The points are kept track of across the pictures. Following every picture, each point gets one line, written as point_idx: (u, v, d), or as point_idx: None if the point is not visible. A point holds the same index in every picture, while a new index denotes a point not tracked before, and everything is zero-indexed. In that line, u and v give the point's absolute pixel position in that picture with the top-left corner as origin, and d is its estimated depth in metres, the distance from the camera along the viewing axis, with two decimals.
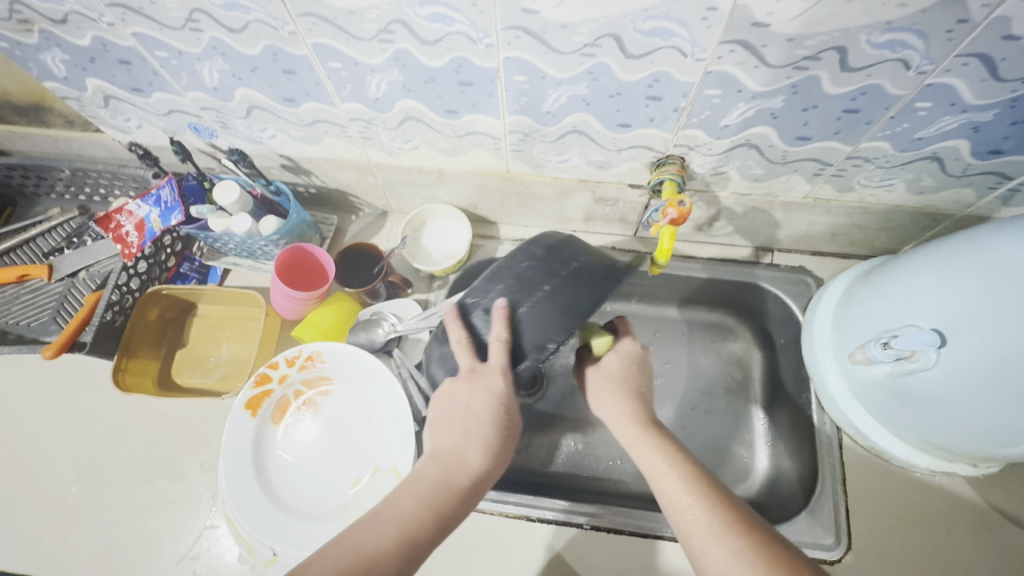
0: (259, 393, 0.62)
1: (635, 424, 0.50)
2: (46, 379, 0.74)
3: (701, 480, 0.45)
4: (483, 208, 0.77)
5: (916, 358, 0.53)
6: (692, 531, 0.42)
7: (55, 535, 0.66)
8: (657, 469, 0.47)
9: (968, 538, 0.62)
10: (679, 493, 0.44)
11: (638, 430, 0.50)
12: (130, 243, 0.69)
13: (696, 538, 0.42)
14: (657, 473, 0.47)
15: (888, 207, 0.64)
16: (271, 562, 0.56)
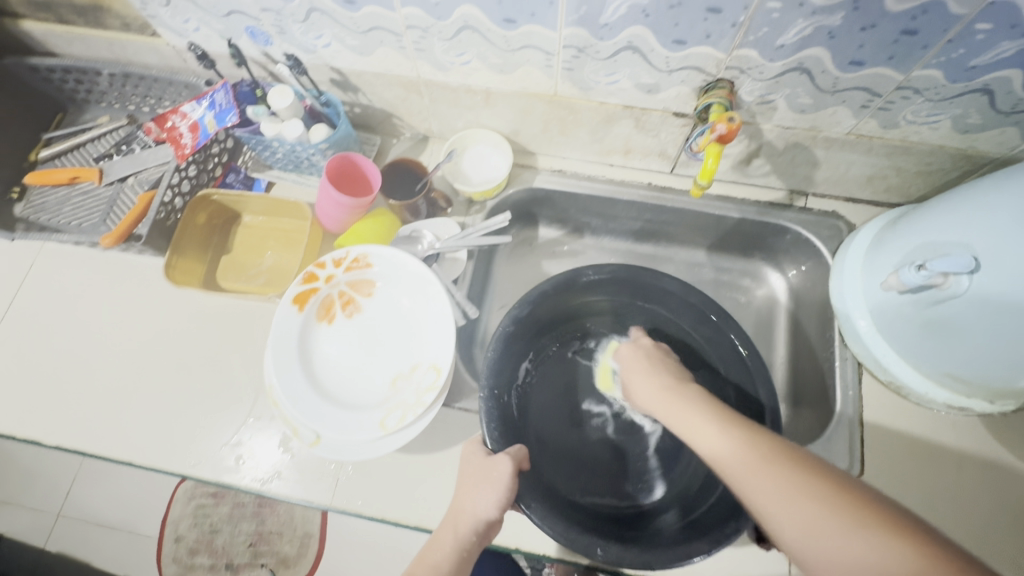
0: (306, 290, 0.64)
1: (675, 399, 0.53)
2: (99, 276, 0.78)
3: (744, 431, 0.46)
4: (524, 136, 0.78)
5: (946, 286, 0.54)
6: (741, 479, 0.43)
7: (108, 417, 0.70)
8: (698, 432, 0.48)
9: (976, 473, 0.65)
10: (725, 452, 0.45)
11: (679, 403, 0.52)
12: (183, 144, 0.71)
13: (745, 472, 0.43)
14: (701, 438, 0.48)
15: (930, 147, 0.64)
16: (315, 444, 0.60)
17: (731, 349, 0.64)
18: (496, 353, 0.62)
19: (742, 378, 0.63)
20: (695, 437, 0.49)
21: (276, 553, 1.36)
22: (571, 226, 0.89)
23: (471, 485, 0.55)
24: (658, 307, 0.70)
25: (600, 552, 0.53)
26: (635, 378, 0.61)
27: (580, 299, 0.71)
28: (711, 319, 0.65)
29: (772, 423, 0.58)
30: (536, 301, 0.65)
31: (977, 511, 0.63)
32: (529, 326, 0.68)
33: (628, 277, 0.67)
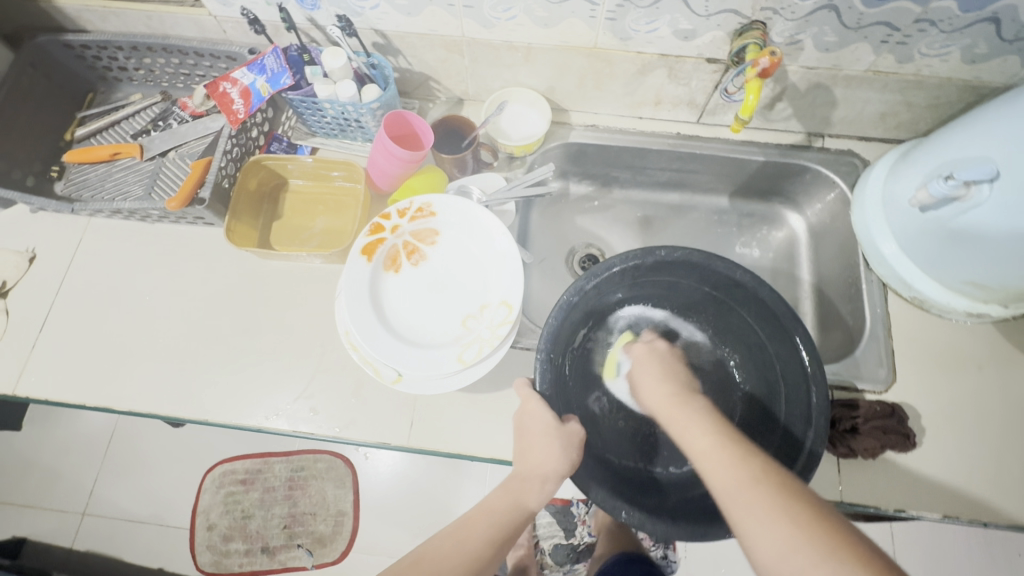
0: (373, 241, 0.67)
1: (674, 406, 0.55)
2: (151, 247, 0.79)
3: (736, 443, 0.48)
4: (559, 93, 0.82)
5: (969, 197, 0.60)
6: (721, 481, 0.45)
7: (176, 380, 0.72)
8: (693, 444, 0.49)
9: (995, 373, 0.72)
10: (712, 456, 0.47)
11: (680, 410, 0.54)
12: (235, 110, 0.73)
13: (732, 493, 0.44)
14: (691, 440, 0.50)
15: (940, 79, 0.71)
16: (398, 381, 0.64)
17: (790, 350, 0.61)
18: (549, 336, 0.61)
19: (799, 381, 0.60)
20: (683, 438, 0.51)
21: (312, 532, 1.35)
22: (601, 181, 0.93)
23: (539, 445, 0.59)
24: (726, 294, 0.66)
25: (624, 515, 0.55)
26: (642, 378, 0.63)
27: (646, 277, 0.67)
28: (777, 318, 0.61)
29: (823, 416, 0.57)
30: (601, 278, 0.63)
31: (999, 406, 0.70)
32: (583, 310, 0.66)
33: (699, 261, 0.62)
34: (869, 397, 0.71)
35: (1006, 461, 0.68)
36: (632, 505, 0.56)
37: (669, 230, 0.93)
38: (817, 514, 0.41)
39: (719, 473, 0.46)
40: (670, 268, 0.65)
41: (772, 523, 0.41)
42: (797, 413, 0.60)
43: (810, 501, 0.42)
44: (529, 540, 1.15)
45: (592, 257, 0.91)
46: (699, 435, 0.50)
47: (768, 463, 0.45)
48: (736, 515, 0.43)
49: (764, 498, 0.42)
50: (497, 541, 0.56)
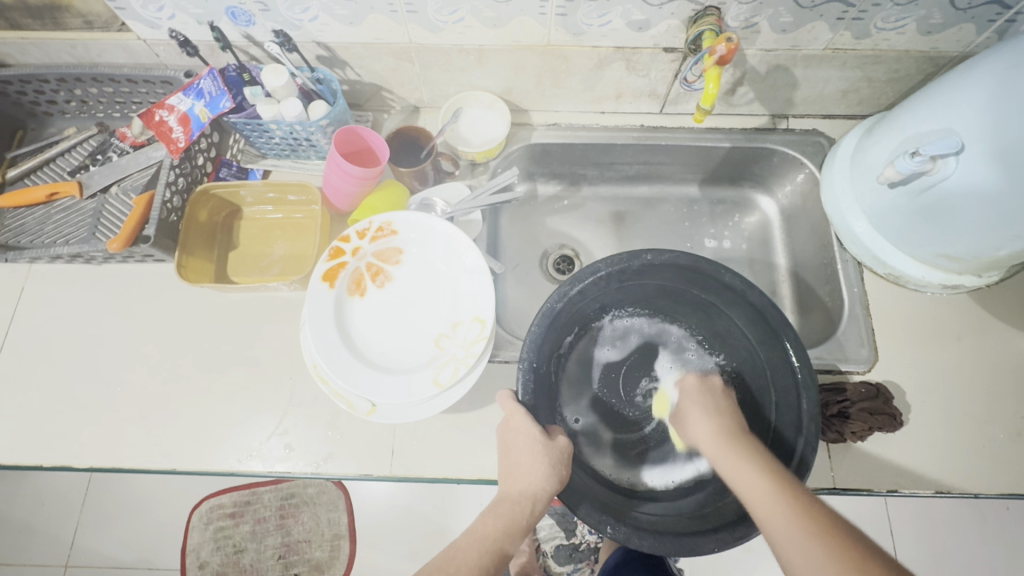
0: (334, 266, 0.64)
1: (725, 445, 0.54)
2: (99, 291, 0.74)
3: (792, 482, 0.48)
4: (517, 93, 0.80)
5: (936, 170, 0.59)
6: (775, 530, 0.45)
7: (138, 430, 0.68)
8: (745, 479, 0.49)
9: (974, 342, 0.72)
10: (774, 504, 0.46)
11: (729, 448, 0.53)
12: (175, 139, 0.69)
13: (786, 534, 0.44)
14: (746, 486, 0.49)
15: (898, 53, 0.70)
16: (372, 412, 0.61)
17: (781, 355, 0.59)
18: (530, 349, 0.58)
19: (790, 387, 0.59)
20: (736, 485, 0.50)
21: (308, 560, 1.31)
22: (569, 180, 0.91)
23: (526, 462, 0.56)
24: (714, 297, 0.64)
25: (609, 530, 0.54)
26: (689, 412, 0.61)
27: (632, 282, 0.65)
28: (768, 322, 0.60)
29: (813, 421, 0.55)
30: (585, 284, 0.61)
31: (980, 375, 0.70)
32: (566, 320, 0.64)
33: (688, 264, 0.60)
34: (853, 378, 0.70)
35: (990, 429, 0.68)
36: (618, 519, 0.55)
37: (641, 224, 0.91)
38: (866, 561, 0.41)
39: (777, 525, 0.45)
40: (650, 274, 0.63)
41: (835, 574, 0.41)
42: (786, 419, 0.59)
43: (865, 546, 0.42)
44: (531, 546, 1.12)
45: (566, 258, 0.89)
46: (757, 480, 0.49)
47: (819, 505, 0.46)
48: (798, 569, 0.43)
49: (808, 541, 0.43)
50: (487, 572, 0.53)
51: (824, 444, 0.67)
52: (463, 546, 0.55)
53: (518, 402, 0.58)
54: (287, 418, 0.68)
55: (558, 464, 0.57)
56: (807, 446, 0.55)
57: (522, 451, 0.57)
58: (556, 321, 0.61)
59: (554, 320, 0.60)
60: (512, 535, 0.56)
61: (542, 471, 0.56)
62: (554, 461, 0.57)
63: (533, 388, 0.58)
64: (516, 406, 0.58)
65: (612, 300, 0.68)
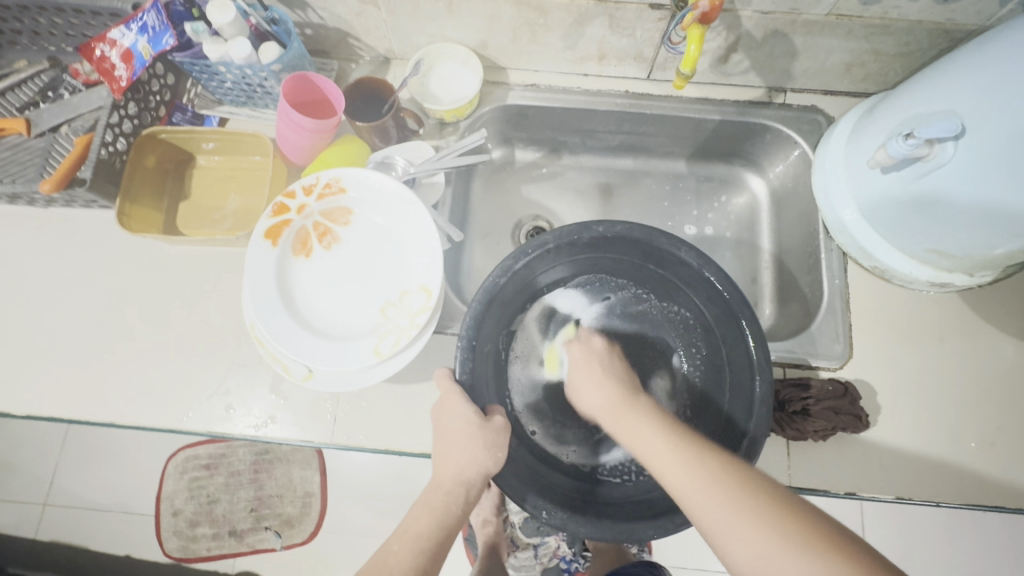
0: (277, 223, 0.60)
1: (623, 403, 0.53)
2: (45, 235, 0.72)
3: (690, 443, 0.46)
4: (493, 48, 0.74)
5: (932, 156, 0.54)
6: (668, 476, 0.44)
7: (79, 380, 0.66)
8: (645, 445, 0.48)
9: (958, 344, 0.68)
10: (670, 458, 0.45)
11: (630, 415, 0.51)
12: (118, 77, 0.65)
13: (692, 502, 0.42)
14: (644, 445, 0.48)
15: (909, 23, 0.63)
16: (308, 378, 0.59)
17: (738, 338, 0.56)
18: (471, 321, 0.55)
19: (744, 369, 0.55)
20: (632, 442, 0.49)
21: (279, 514, 1.30)
22: (549, 147, 0.86)
23: (460, 447, 0.54)
24: (672, 273, 0.60)
25: (544, 515, 0.52)
26: (582, 382, 0.59)
27: (586, 256, 0.61)
28: (725, 302, 0.56)
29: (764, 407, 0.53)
30: (532, 257, 0.57)
31: (960, 379, 0.66)
32: (514, 293, 0.61)
33: (640, 238, 0.57)
34: (823, 375, 0.66)
35: (963, 437, 0.64)
36: (557, 504, 0.53)
37: (622, 198, 0.86)
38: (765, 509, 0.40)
39: (675, 473, 0.44)
40: (601, 246, 0.59)
41: (739, 521, 0.39)
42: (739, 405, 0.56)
43: (762, 497, 0.40)
44: (498, 516, 0.99)
45: (540, 230, 0.84)
46: (656, 444, 0.47)
47: (725, 461, 0.44)
48: (704, 520, 0.42)
49: (721, 501, 0.41)
50: (423, 571, 0.50)
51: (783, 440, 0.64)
52: (396, 549, 0.52)
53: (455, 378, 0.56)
54: (230, 376, 0.66)
55: (494, 447, 0.55)
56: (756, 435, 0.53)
57: (454, 437, 0.55)
58: (500, 295, 0.58)
59: (498, 295, 0.57)
60: (447, 528, 0.53)
61: (476, 455, 0.54)
62: (489, 443, 0.54)
63: (472, 367, 0.56)
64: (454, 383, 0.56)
65: (565, 274, 0.65)
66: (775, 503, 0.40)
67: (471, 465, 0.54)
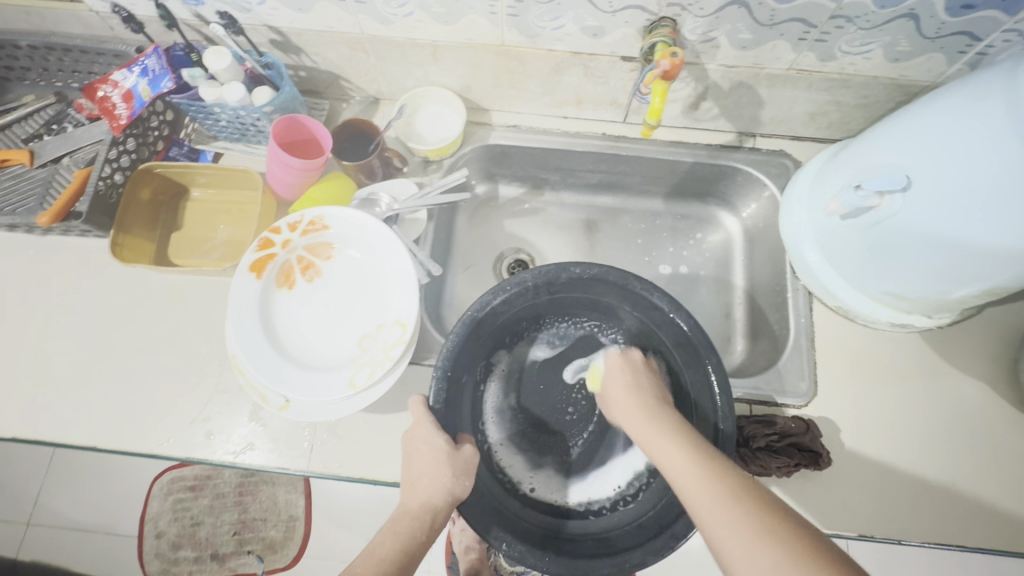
0: (262, 257, 0.63)
1: (677, 446, 0.49)
2: (41, 262, 0.74)
3: (711, 458, 0.47)
4: (476, 92, 0.78)
5: (881, 206, 0.57)
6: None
7: (65, 404, 0.68)
8: (669, 453, 0.49)
9: (920, 383, 0.70)
10: (688, 469, 0.47)
11: (652, 423, 0.53)
12: (118, 115, 0.68)
13: (704, 505, 0.44)
14: (720, 527, 0.43)
15: (865, 78, 0.67)
16: (286, 408, 0.60)
17: (703, 379, 0.58)
18: (448, 354, 0.58)
19: (708, 413, 0.58)
20: (705, 525, 0.44)
21: (263, 538, 1.27)
22: (532, 183, 0.89)
23: (428, 472, 0.56)
24: (643, 315, 0.62)
25: (504, 547, 0.54)
26: (611, 389, 0.59)
27: (564, 295, 0.64)
28: (691, 344, 0.58)
29: (726, 451, 0.55)
30: (510, 294, 0.60)
31: (922, 417, 0.68)
32: (491, 328, 0.63)
33: (616, 281, 0.60)
34: (788, 412, 0.68)
35: (924, 475, 0.66)
36: (516, 537, 0.55)
37: (601, 233, 0.89)
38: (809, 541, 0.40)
39: (709, 502, 0.44)
40: (578, 287, 0.62)
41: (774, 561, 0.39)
42: None
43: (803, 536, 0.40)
44: (481, 544, 1.00)
45: (521, 263, 0.87)
46: (680, 455, 0.48)
47: (733, 472, 0.46)
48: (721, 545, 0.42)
49: (732, 517, 0.42)
50: None
51: (748, 476, 0.65)
52: (360, 570, 0.51)
53: (429, 406, 0.58)
54: (212, 402, 0.68)
55: (461, 472, 0.56)
56: None
57: (422, 461, 0.56)
58: (479, 330, 0.60)
59: (475, 328, 0.59)
60: (411, 552, 0.54)
61: (441, 478, 0.55)
62: (454, 469, 0.56)
63: (446, 396, 0.58)
64: (427, 411, 0.58)
65: (546, 313, 0.68)
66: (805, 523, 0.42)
67: (436, 491, 0.55)
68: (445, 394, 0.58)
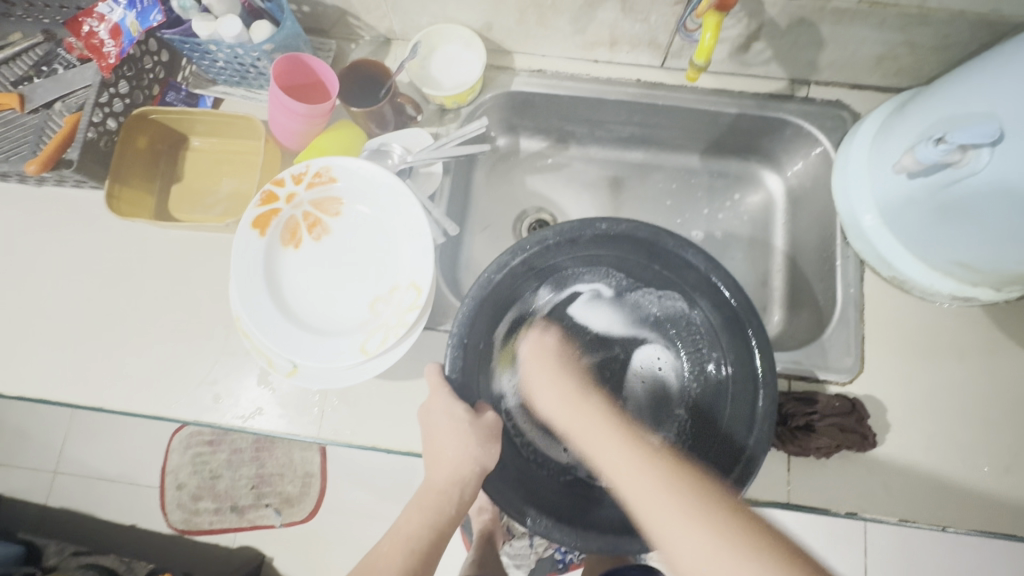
0: (266, 212, 0.58)
1: (576, 411, 0.58)
2: (38, 214, 0.71)
3: (648, 449, 0.53)
4: (498, 30, 0.70)
5: (965, 163, 0.50)
6: (640, 500, 0.49)
7: (70, 362, 0.66)
8: (608, 457, 0.53)
9: (978, 361, 0.64)
10: (637, 476, 0.51)
11: (582, 414, 0.57)
12: (106, 53, 0.61)
13: (652, 517, 0.48)
14: (680, 543, 0.46)
15: (950, 13, 0.58)
16: (294, 373, 0.57)
17: (744, 345, 0.54)
18: (465, 317, 0.53)
19: (748, 383, 0.53)
20: (645, 516, 0.49)
21: (279, 492, 1.30)
22: (556, 136, 0.82)
23: (451, 442, 0.53)
24: (677, 276, 0.58)
25: (529, 522, 0.51)
26: (534, 380, 0.60)
27: (588, 253, 0.59)
28: (732, 308, 0.54)
29: (766, 425, 0.51)
30: (530, 253, 0.55)
31: (976, 400, 0.63)
32: (510, 288, 0.58)
33: (646, 238, 0.55)
34: (831, 390, 0.63)
35: (976, 460, 0.61)
36: (541, 511, 0.51)
37: (630, 192, 0.82)
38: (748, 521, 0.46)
39: (647, 496, 0.49)
40: (603, 245, 0.57)
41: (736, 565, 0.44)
42: (740, 419, 0.54)
43: (741, 517, 0.47)
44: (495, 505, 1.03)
45: (543, 223, 0.81)
46: (619, 455, 0.53)
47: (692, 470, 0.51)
48: (674, 551, 0.46)
49: (682, 510, 0.47)
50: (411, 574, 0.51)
51: (784, 456, 0.61)
52: (388, 550, 0.53)
53: (444, 373, 0.54)
54: (220, 365, 0.65)
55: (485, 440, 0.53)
56: (757, 445, 0.51)
57: (443, 433, 0.54)
58: (497, 291, 0.55)
59: (493, 290, 0.55)
60: (442, 528, 0.54)
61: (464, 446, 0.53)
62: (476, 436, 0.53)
63: (463, 364, 0.54)
64: (442, 378, 0.54)
65: (565, 271, 0.62)
66: (746, 508, 0.48)
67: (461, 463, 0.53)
68: (461, 359, 0.53)
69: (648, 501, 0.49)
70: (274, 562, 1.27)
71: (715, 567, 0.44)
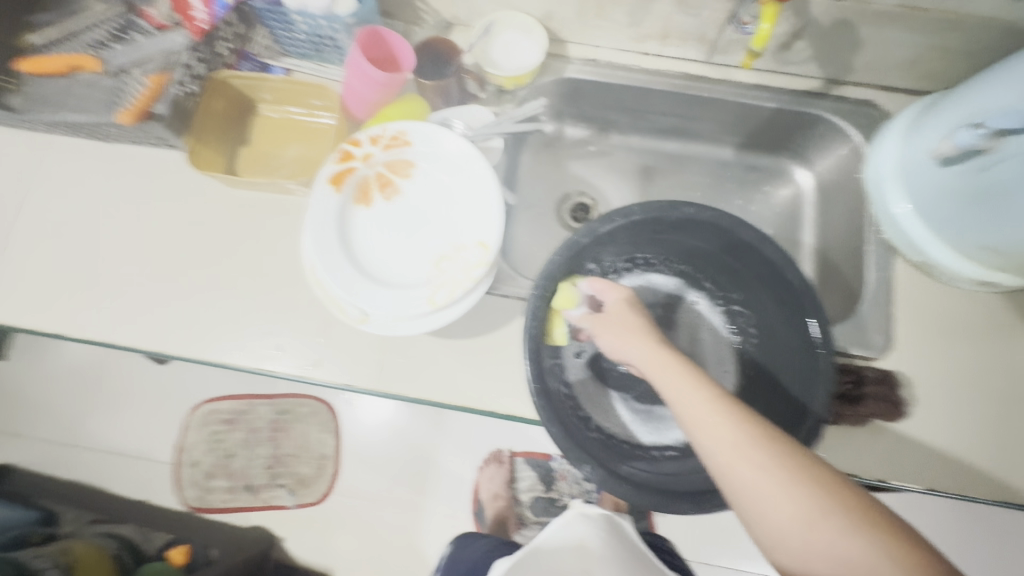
0: (342, 169, 0.62)
1: (668, 360, 0.50)
2: (112, 169, 0.74)
3: (728, 404, 0.46)
4: (558, 20, 0.75)
5: (995, 150, 0.55)
6: (714, 448, 0.44)
7: (138, 309, 0.69)
8: (691, 413, 0.46)
9: (998, 344, 0.68)
10: (714, 427, 0.45)
11: (667, 363, 0.50)
12: (198, 19, 0.69)
13: (725, 461, 0.43)
14: (753, 482, 0.42)
15: (980, 21, 0.64)
16: (364, 322, 0.60)
17: (805, 335, 0.58)
18: (543, 279, 0.58)
19: (806, 372, 0.58)
20: (722, 468, 0.44)
21: (294, 474, 1.25)
22: (599, 124, 0.86)
23: None
24: (748, 268, 0.64)
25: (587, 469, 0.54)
26: (612, 333, 0.56)
27: (665, 235, 0.65)
28: (797, 301, 0.59)
29: (823, 408, 0.55)
30: (616, 225, 0.60)
31: (998, 379, 0.67)
32: (586, 259, 0.64)
33: (726, 226, 0.60)
34: (860, 364, 0.67)
35: (996, 434, 0.65)
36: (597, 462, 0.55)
37: (667, 180, 0.87)
38: (834, 492, 0.41)
39: (727, 453, 0.43)
40: (684, 228, 0.63)
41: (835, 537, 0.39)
42: (797, 398, 0.59)
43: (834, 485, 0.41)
44: (508, 492, 1.14)
45: (583, 206, 0.86)
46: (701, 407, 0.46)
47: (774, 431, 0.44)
48: (752, 503, 0.42)
49: (757, 465, 0.42)
50: None
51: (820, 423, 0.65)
52: None
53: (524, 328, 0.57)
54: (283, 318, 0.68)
55: None
56: (814, 424, 0.55)
57: None
58: (576, 257, 0.61)
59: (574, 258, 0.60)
60: None
61: None
62: None
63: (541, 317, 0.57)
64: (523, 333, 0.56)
65: (644, 252, 0.69)
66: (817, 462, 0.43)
67: None
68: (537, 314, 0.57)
69: (748, 475, 0.42)
70: (285, 542, 1.21)
71: (821, 549, 0.39)
